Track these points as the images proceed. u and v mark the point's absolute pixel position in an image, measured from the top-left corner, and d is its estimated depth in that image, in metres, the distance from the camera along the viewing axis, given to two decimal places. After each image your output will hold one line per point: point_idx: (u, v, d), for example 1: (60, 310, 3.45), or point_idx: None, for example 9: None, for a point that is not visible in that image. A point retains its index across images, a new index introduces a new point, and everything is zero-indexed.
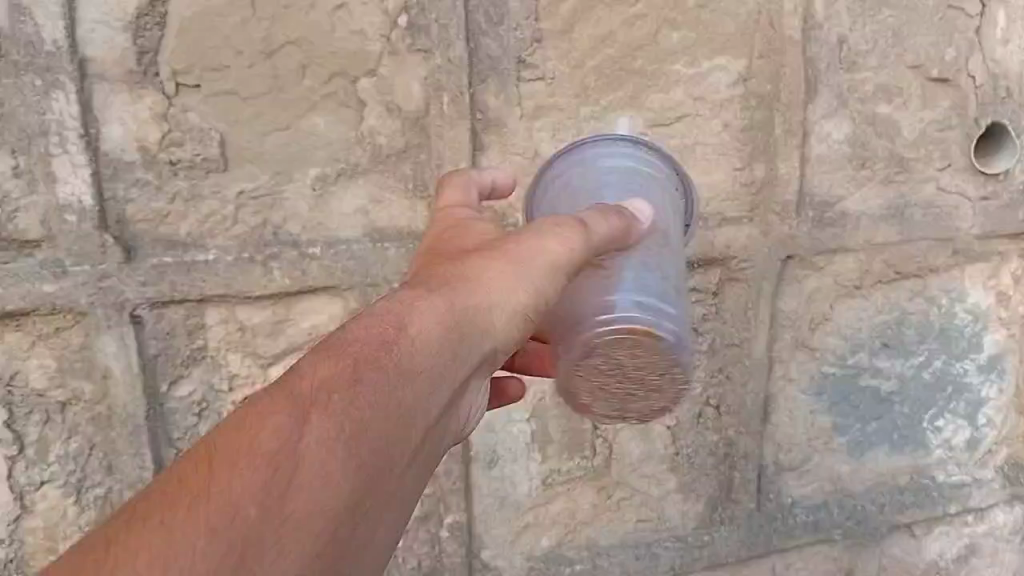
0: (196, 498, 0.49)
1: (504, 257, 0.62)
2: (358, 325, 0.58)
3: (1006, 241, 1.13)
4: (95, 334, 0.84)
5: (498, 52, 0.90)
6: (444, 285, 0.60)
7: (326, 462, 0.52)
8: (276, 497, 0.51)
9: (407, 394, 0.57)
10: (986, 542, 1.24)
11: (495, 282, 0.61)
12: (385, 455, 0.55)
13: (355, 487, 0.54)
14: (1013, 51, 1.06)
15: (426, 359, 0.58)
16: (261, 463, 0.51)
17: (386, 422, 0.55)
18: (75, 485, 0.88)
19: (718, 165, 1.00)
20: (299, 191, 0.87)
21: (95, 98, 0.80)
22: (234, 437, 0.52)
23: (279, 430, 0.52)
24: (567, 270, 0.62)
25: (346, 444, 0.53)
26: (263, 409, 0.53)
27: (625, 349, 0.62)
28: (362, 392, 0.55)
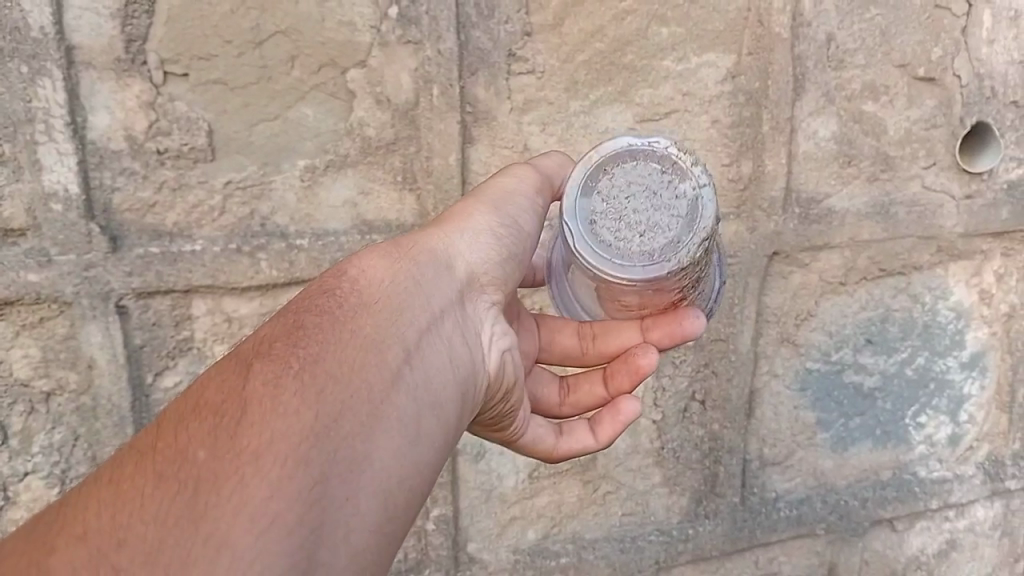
0: (147, 456, 0.48)
1: (453, 210, 0.68)
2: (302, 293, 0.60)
3: (988, 240, 1.14)
4: (80, 324, 0.83)
5: (488, 45, 0.90)
6: (380, 245, 0.63)
7: (276, 393, 0.51)
8: (227, 437, 0.48)
9: (360, 323, 0.57)
10: (966, 536, 1.26)
11: (448, 224, 0.67)
12: (345, 385, 0.54)
13: (318, 412, 0.51)
14: (998, 51, 1.06)
15: (375, 290, 0.60)
16: (205, 412, 0.50)
17: (337, 350, 0.55)
18: (59, 475, 0.87)
19: (704, 160, 1.00)
20: (287, 181, 0.87)
21: (82, 86, 0.79)
22: (183, 402, 0.52)
23: (222, 382, 0.52)
24: (519, 192, 0.70)
25: (296, 374, 0.52)
26: (209, 373, 0.53)
27: (606, 184, 0.67)
28: (306, 331, 0.55)
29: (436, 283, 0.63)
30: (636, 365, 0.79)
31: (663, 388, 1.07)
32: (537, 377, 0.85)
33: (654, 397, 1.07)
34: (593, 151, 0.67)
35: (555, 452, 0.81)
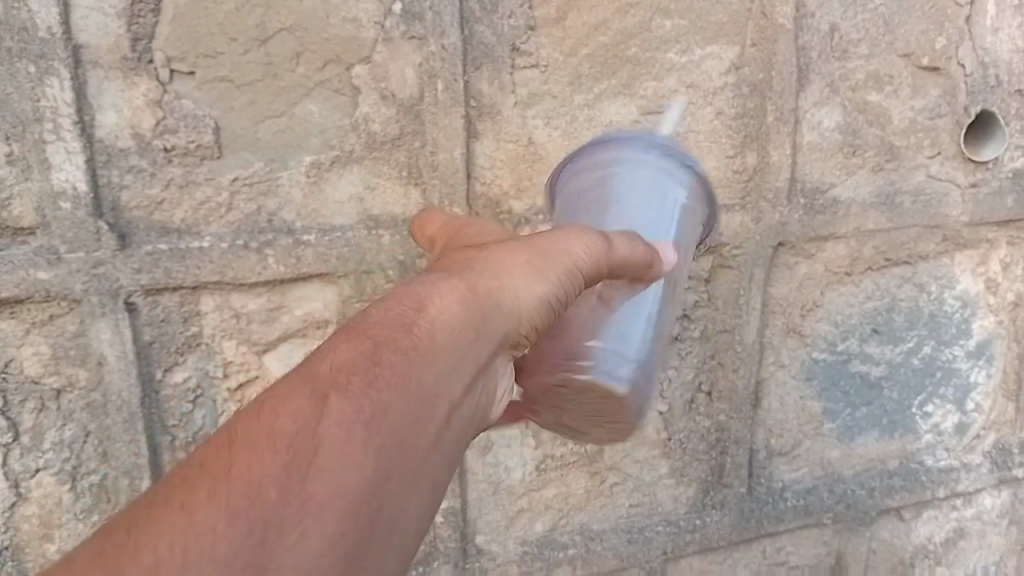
0: (218, 482, 0.47)
1: (527, 243, 0.64)
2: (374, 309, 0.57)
3: (993, 229, 1.14)
4: (90, 321, 0.84)
5: (492, 39, 0.90)
6: (458, 276, 0.60)
7: (349, 445, 0.50)
8: (297, 480, 0.48)
9: (429, 375, 0.55)
10: (974, 525, 1.26)
11: (519, 267, 0.62)
12: (409, 437, 0.54)
13: (379, 471, 0.51)
14: (1002, 40, 1.07)
15: (450, 337, 0.57)
16: (280, 447, 0.49)
17: (406, 399, 0.54)
18: (70, 471, 0.88)
19: (709, 151, 1.00)
20: (293, 177, 0.87)
21: (90, 85, 0.80)
22: (256, 420, 0.50)
23: (297, 413, 0.50)
24: (592, 263, 0.64)
25: (368, 424, 0.51)
26: (280, 392, 0.51)
27: (592, 398, 0.73)
28: (382, 374, 0.53)
29: (495, 336, 0.61)
30: None
31: (669, 380, 1.07)
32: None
33: (660, 388, 1.07)
34: (626, 391, 0.72)
35: None
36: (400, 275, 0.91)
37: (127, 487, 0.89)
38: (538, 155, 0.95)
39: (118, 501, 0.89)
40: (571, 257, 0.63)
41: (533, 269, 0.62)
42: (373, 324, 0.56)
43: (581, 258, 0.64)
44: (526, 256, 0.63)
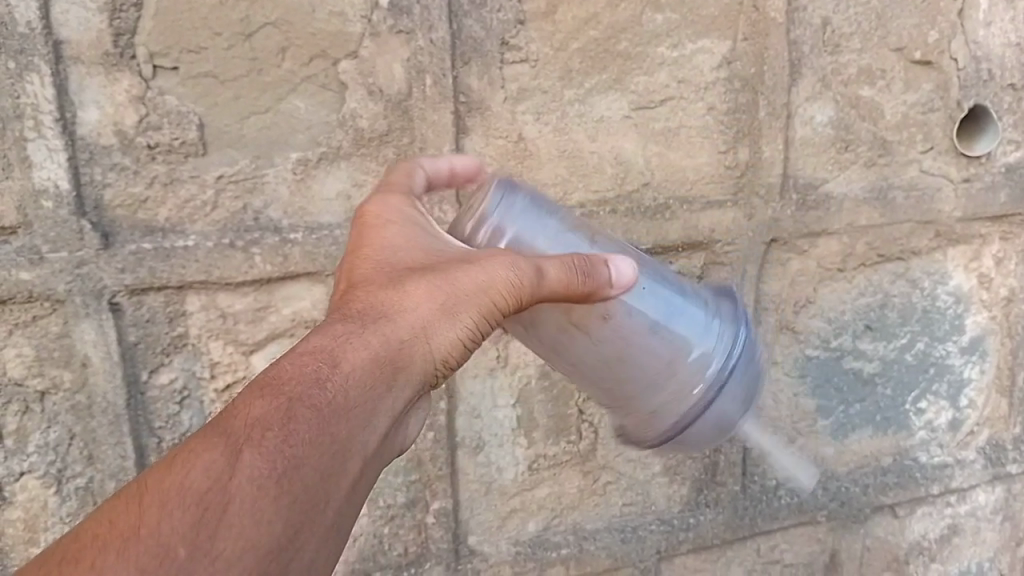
0: (129, 539, 0.50)
1: (440, 280, 0.64)
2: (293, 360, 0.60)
3: (987, 224, 1.14)
4: (74, 321, 0.82)
5: (481, 33, 0.89)
6: (366, 327, 0.62)
7: (259, 499, 0.53)
8: (206, 536, 0.51)
9: (342, 430, 0.58)
10: (968, 521, 1.25)
11: (425, 308, 0.63)
12: (317, 490, 0.57)
13: (286, 525, 0.55)
14: (994, 34, 1.06)
15: (357, 391, 0.60)
16: (191, 504, 0.52)
17: (315, 456, 0.57)
18: (55, 475, 0.86)
19: (702, 147, 1.00)
20: (280, 174, 0.86)
21: (71, 82, 0.78)
22: (167, 474, 0.53)
23: (210, 469, 0.53)
24: (514, 298, 0.63)
25: (279, 482, 0.54)
26: (194, 447, 0.54)
27: None
28: (293, 430, 0.56)
29: (402, 385, 0.63)
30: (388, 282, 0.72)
31: None
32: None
33: None
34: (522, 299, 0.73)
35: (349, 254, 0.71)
36: None
37: (113, 490, 0.87)
38: (528, 152, 0.94)
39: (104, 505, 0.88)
40: (492, 297, 0.63)
41: (449, 310, 0.64)
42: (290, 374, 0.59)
43: (503, 297, 0.63)
44: (442, 296, 0.64)
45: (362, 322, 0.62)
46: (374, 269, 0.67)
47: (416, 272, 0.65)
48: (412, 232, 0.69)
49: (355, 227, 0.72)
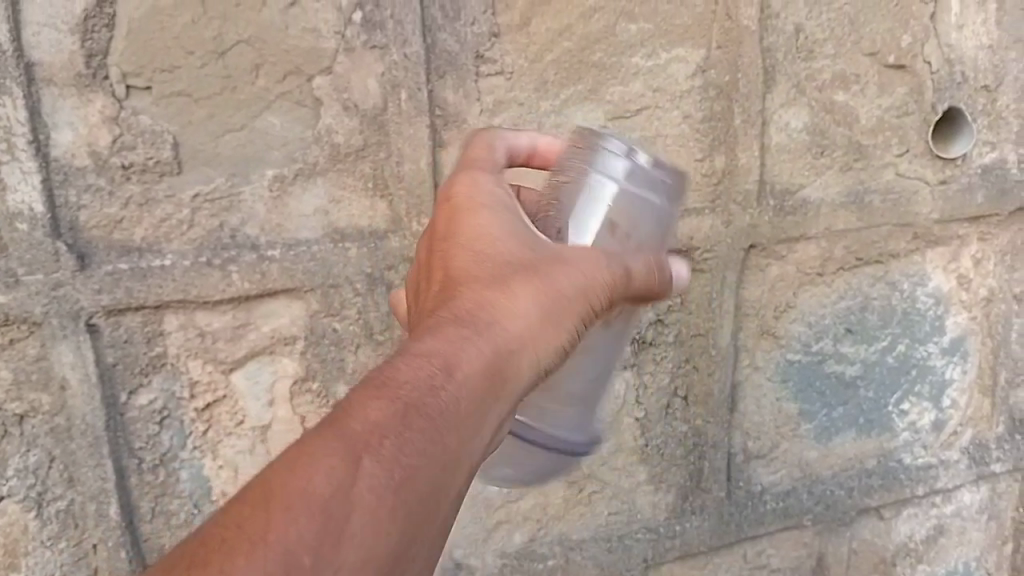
0: (256, 545, 0.47)
1: (543, 276, 0.62)
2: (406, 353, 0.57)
3: (965, 225, 1.15)
4: (51, 344, 0.82)
5: (455, 47, 0.89)
6: (473, 325, 0.59)
7: (381, 512, 0.51)
8: (329, 548, 0.48)
9: (456, 441, 0.56)
10: (954, 521, 1.26)
11: (527, 305, 0.61)
12: (435, 503, 0.54)
13: (404, 541, 0.52)
14: (967, 36, 1.07)
15: (473, 397, 0.57)
16: (315, 513, 0.48)
17: (433, 469, 0.54)
18: (36, 498, 0.85)
19: (677, 155, 1.00)
20: (256, 192, 0.86)
21: (44, 103, 0.78)
22: (285, 473, 0.50)
23: (329, 475, 0.50)
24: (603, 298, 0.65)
25: (398, 495, 0.51)
26: (315, 448, 0.51)
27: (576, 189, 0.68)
28: (413, 439, 0.53)
29: (511, 393, 0.60)
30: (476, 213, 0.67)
31: (644, 385, 1.07)
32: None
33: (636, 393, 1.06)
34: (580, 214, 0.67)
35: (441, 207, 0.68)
36: (368, 288, 0.90)
37: (94, 513, 0.87)
38: None
39: (86, 527, 0.87)
40: (592, 299, 0.64)
41: (555, 313, 0.62)
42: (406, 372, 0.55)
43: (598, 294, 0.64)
44: (546, 297, 0.62)
45: (468, 318, 0.60)
46: (472, 258, 0.63)
47: (520, 265, 0.63)
48: (510, 205, 0.67)
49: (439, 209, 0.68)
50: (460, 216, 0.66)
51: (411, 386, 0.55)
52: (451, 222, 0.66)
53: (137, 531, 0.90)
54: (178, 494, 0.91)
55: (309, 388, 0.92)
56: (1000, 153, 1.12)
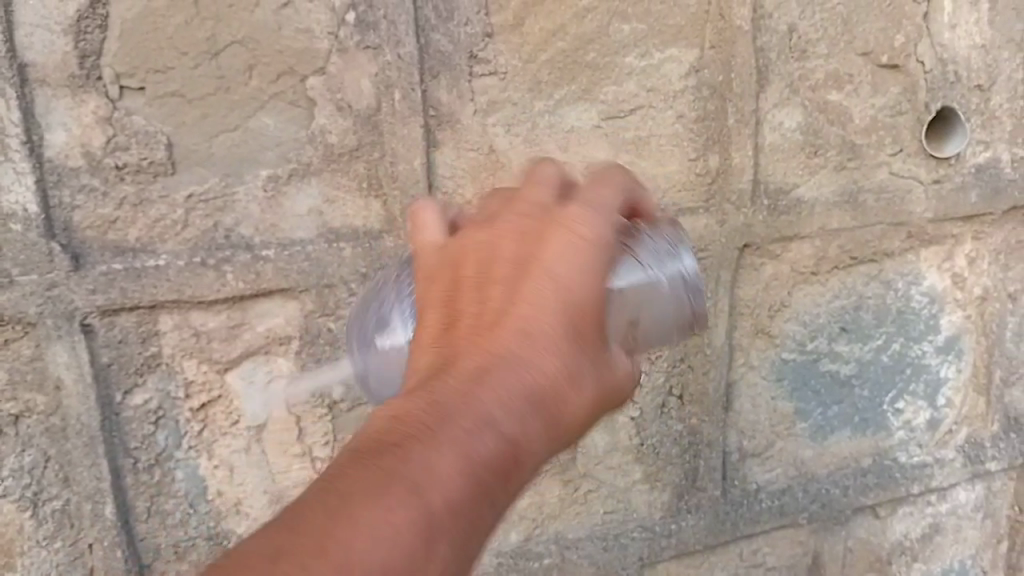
0: None
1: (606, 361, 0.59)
2: (483, 419, 0.51)
3: (959, 224, 1.15)
4: (45, 344, 0.82)
5: (449, 47, 0.89)
6: (547, 402, 0.55)
7: None
8: None
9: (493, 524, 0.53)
10: (949, 520, 1.26)
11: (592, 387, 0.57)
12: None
13: None
14: (960, 36, 1.08)
15: (519, 479, 0.54)
16: None
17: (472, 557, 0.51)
18: (31, 498, 0.85)
19: (671, 155, 1.00)
20: (250, 192, 0.86)
21: (37, 104, 0.78)
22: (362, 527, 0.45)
23: (408, 550, 0.46)
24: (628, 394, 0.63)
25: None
26: (396, 511, 0.46)
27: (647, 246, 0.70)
28: (474, 530, 0.50)
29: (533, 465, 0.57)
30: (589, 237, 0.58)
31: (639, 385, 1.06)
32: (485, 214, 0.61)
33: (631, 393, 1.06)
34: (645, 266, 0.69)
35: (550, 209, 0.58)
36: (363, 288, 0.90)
37: (90, 512, 0.87)
38: (499, 164, 0.95)
39: (82, 527, 0.87)
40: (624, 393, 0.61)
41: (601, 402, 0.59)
42: (482, 458, 0.50)
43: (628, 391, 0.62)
44: (603, 384, 0.58)
45: (544, 400, 0.54)
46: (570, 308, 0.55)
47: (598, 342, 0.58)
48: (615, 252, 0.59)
49: (546, 213, 0.57)
50: (585, 253, 0.56)
51: (482, 481, 0.50)
52: (576, 254, 0.56)
53: (133, 530, 0.90)
54: (174, 493, 0.91)
55: (304, 387, 0.92)
56: (994, 152, 1.13)
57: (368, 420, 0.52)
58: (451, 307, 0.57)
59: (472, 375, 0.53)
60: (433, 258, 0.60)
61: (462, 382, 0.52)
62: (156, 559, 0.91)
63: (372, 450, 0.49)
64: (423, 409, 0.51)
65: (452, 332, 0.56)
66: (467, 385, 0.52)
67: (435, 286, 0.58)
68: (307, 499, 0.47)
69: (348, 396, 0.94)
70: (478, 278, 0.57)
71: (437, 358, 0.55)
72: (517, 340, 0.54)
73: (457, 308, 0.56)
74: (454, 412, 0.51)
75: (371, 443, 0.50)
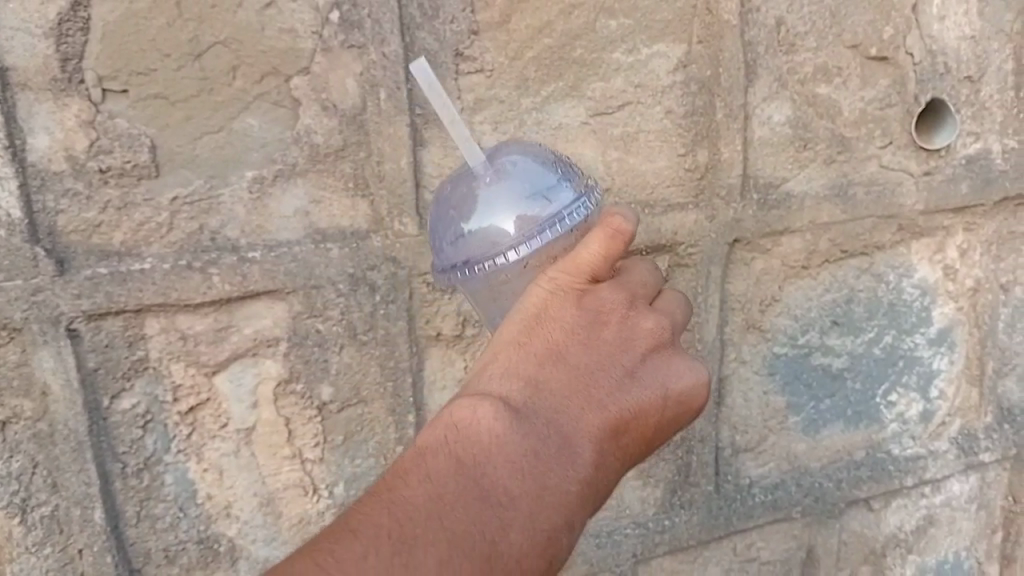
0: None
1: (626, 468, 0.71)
2: (566, 509, 0.63)
3: (950, 216, 1.14)
4: (31, 349, 0.81)
5: (434, 45, 0.89)
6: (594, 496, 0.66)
7: None
8: None
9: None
10: (943, 511, 1.26)
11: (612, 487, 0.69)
12: None
13: None
14: (949, 27, 1.07)
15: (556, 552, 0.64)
16: None
17: None
18: (20, 504, 0.85)
19: (660, 150, 1.00)
20: (235, 194, 0.85)
21: (19, 108, 0.78)
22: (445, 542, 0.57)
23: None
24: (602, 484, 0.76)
25: None
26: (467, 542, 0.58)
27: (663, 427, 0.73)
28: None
29: None
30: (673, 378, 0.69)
31: None
32: (631, 283, 0.70)
33: None
34: None
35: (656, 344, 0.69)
36: (350, 289, 0.90)
37: (79, 518, 0.86)
38: None
39: (71, 533, 0.87)
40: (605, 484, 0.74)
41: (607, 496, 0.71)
42: (553, 547, 0.62)
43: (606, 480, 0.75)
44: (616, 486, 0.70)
45: (597, 493, 0.66)
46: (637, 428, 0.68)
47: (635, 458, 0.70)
48: (685, 400, 0.70)
49: (652, 351, 0.69)
50: (677, 401, 0.70)
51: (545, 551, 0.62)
52: (672, 401, 0.69)
53: (123, 534, 0.89)
54: (163, 497, 0.90)
55: (292, 389, 0.92)
56: (985, 143, 1.12)
57: (486, 435, 0.61)
58: (571, 357, 0.66)
59: (570, 457, 0.64)
60: (576, 282, 0.66)
61: (564, 462, 0.63)
62: (147, 563, 0.91)
63: (484, 498, 0.60)
64: (533, 481, 0.61)
65: (563, 391, 0.65)
66: (568, 470, 0.63)
67: (563, 313, 0.66)
68: (425, 528, 0.58)
69: (337, 398, 0.94)
70: (599, 357, 0.67)
71: (544, 406, 0.64)
72: (607, 441, 0.66)
73: (576, 371, 0.66)
74: (554, 495, 0.62)
75: (484, 489, 0.60)
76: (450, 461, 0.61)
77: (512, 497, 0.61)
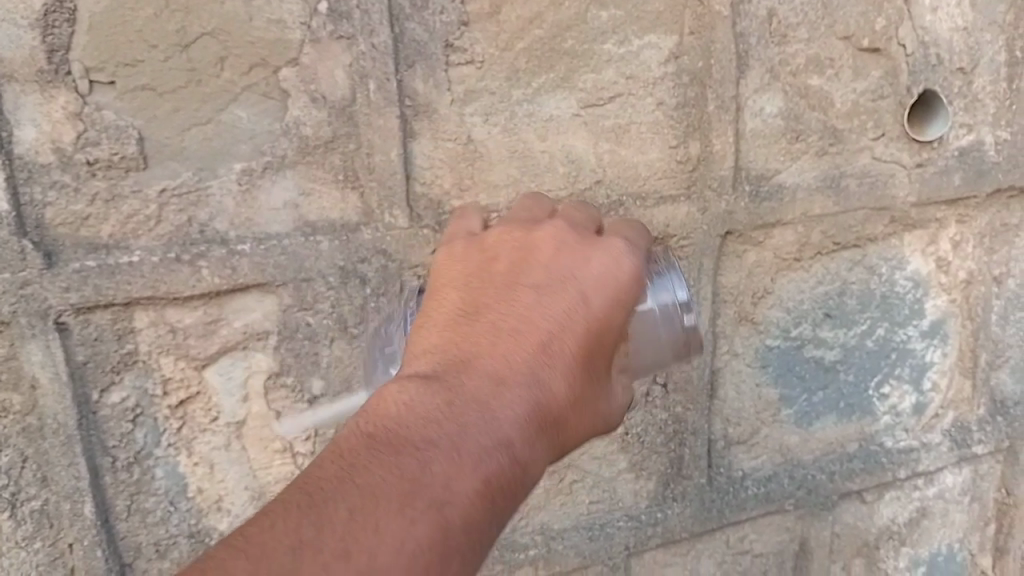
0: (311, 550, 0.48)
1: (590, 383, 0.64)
2: (496, 427, 0.57)
3: (943, 208, 1.14)
4: (19, 343, 0.81)
5: (424, 36, 0.88)
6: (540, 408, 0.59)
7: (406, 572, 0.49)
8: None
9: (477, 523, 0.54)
10: (936, 503, 1.27)
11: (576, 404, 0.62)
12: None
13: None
14: (941, 18, 1.07)
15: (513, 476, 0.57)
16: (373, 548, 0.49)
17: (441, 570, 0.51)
18: (9, 499, 0.84)
19: (652, 142, 1.00)
20: (224, 186, 0.85)
21: (5, 99, 0.77)
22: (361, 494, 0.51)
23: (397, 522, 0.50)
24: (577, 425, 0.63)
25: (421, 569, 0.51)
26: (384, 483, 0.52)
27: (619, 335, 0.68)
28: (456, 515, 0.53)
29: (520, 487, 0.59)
30: (589, 271, 0.66)
31: None
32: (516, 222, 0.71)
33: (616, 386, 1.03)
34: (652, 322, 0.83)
35: (557, 254, 0.67)
36: (341, 281, 0.90)
37: (69, 512, 0.86)
38: (478, 153, 0.94)
39: (61, 527, 0.87)
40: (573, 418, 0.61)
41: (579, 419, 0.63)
42: (491, 464, 0.55)
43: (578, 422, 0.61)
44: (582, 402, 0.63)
45: (539, 405, 0.60)
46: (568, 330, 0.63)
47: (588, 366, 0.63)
48: (614, 288, 0.66)
49: (556, 257, 0.67)
50: (601, 291, 0.65)
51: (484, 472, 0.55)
52: (591, 295, 0.65)
53: (113, 528, 0.89)
54: (154, 491, 0.90)
55: (283, 382, 0.92)
56: (977, 135, 1.13)
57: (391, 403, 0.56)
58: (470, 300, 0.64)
59: (486, 377, 0.59)
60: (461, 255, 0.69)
61: (485, 391, 0.58)
62: (137, 557, 0.91)
63: (397, 444, 0.54)
64: (446, 408, 0.56)
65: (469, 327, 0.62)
66: (485, 385, 0.58)
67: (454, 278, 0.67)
68: (336, 489, 0.51)
69: (328, 392, 0.93)
70: (498, 288, 0.65)
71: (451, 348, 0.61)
72: (532, 351, 0.61)
73: (477, 309, 0.63)
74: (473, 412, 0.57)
75: (396, 437, 0.55)
76: (359, 433, 0.56)
77: (431, 437, 0.55)
